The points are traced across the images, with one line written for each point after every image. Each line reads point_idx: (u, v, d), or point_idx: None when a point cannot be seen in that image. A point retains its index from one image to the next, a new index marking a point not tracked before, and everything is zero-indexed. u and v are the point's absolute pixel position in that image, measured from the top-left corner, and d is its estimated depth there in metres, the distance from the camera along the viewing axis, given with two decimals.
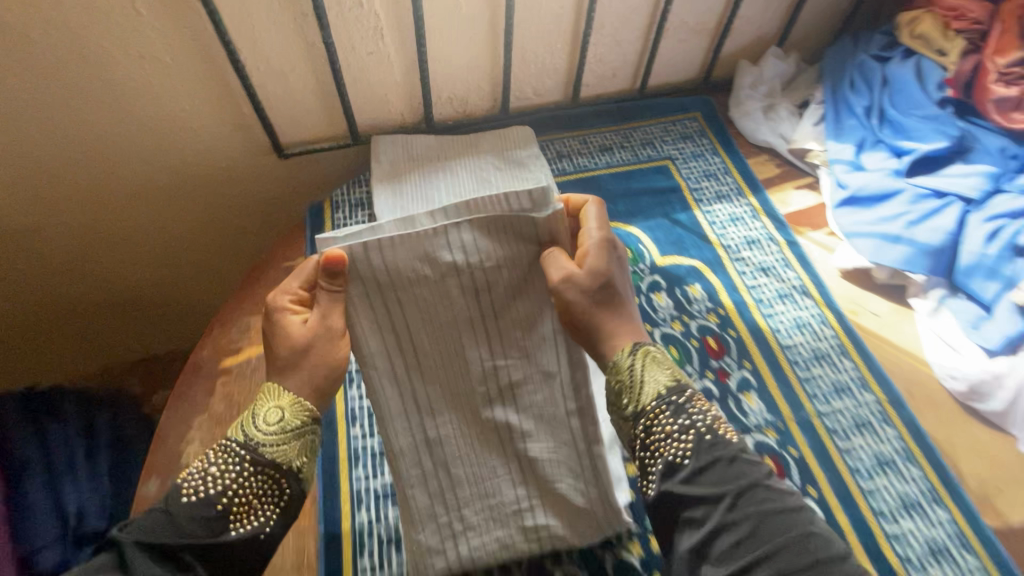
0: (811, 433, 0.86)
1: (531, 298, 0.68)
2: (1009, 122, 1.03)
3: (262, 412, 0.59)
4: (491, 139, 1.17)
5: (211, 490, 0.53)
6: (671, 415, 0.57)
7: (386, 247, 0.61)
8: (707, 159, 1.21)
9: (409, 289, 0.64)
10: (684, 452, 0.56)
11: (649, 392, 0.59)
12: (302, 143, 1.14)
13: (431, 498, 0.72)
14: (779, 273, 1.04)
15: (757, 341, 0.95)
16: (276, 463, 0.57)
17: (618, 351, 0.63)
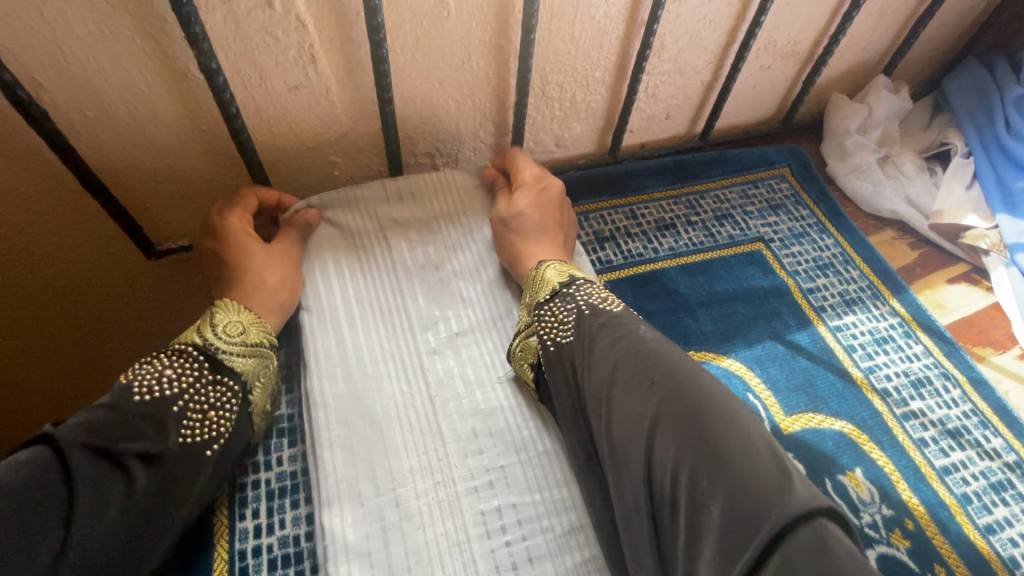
0: (960, 534, 0.58)
1: (472, 249, 0.69)
2: None
3: (222, 321, 0.54)
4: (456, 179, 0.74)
5: (166, 391, 0.48)
6: (558, 302, 0.57)
7: (336, 205, 0.68)
8: (816, 240, 0.82)
9: (354, 245, 0.66)
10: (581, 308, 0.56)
11: (548, 285, 0.59)
12: (188, 235, 0.70)
13: (370, 494, 0.51)
14: (976, 441, 0.64)
15: (970, 565, 0.56)
16: (237, 374, 0.52)
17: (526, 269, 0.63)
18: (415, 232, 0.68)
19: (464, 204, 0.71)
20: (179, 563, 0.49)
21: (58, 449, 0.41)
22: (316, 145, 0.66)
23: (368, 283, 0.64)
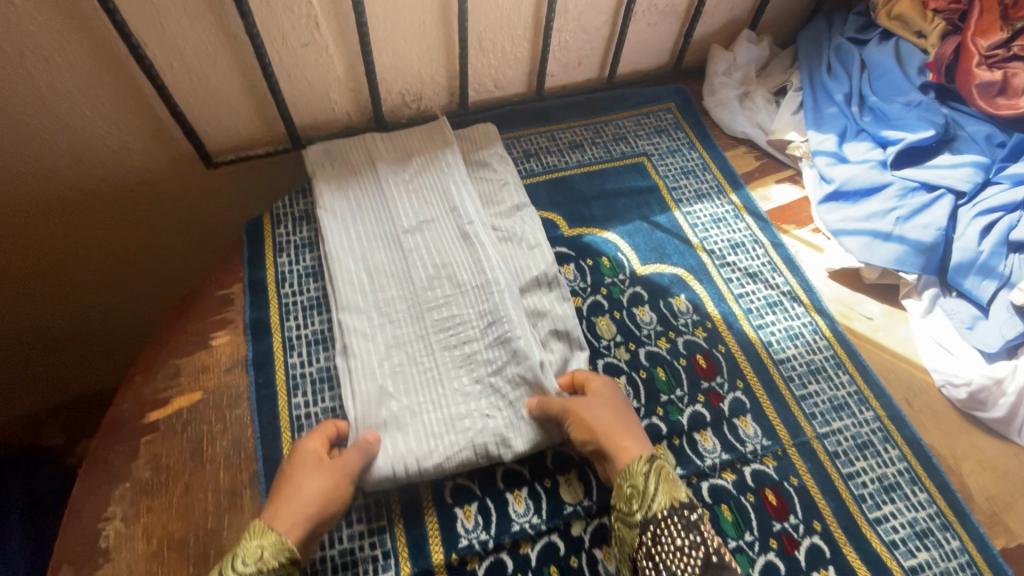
0: (756, 360, 0.88)
1: (437, 169, 0.98)
2: (996, 109, 0.95)
3: (245, 548, 0.61)
4: (420, 128, 1.04)
5: None
6: (682, 529, 0.64)
7: (336, 150, 0.99)
8: (685, 154, 1.13)
9: (350, 175, 0.96)
10: (690, 568, 0.62)
11: (659, 504, 0.66)
12: (234, 150, 0.99)
13: (369, 311, 0.84)
14: (766, 279, 0.97)
15: (748, 356, 0.88)
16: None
17: (635, 460, 0.69)
18: (395, 160, 0.99)
19: (429, 141, 1.01)
20: (258, 352, 0.82)
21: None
22: (322, 87, 0.96)
23: (363, 191, 0.95)
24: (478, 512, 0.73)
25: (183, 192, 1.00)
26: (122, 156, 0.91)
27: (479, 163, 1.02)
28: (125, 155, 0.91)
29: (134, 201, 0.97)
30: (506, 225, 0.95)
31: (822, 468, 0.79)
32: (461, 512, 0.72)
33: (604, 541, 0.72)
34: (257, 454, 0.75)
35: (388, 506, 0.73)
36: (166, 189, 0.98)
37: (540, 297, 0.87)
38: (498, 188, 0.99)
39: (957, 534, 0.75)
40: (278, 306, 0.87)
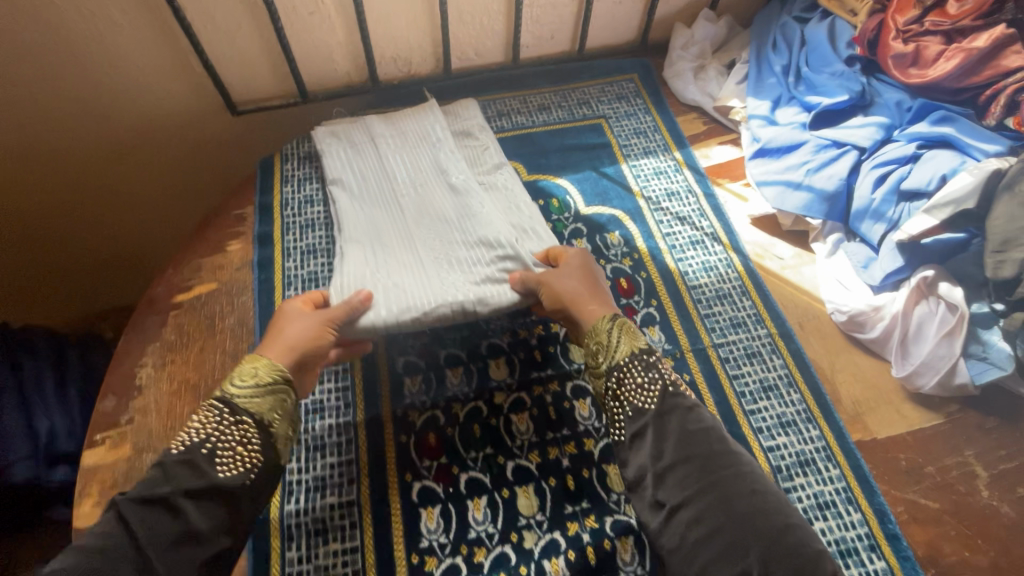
0: (671, 285, 1.04)
1: (424, 137, 1.11)
2: (907, 78, 1.08)
3: (237, 373, 0.75)
4: (407, 111, 1.18)
5: (195, 440, 0.69)
6: (640, 369, 0.75)
7: (338, 126, 1.12)
8: (639, 118, 1.29)
9: (354, 141, 1.09)
10: (649, 400, 0.73)
11: (622, 352, 0.77)
12: (254, 101, 1.20)
13: (367, 232, 0.95)
14: (693, 222, 1.12)
15: (665, 281, 1.04)
16: (252, 412, 0.72)
17: (600, 319, 0.81)
18: (391, 129, 1.11)
19: (418, 116, 1.15)
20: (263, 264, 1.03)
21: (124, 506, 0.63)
22: (325, 49, 1.16)
23: (363, 157, 1.07)
24: (422, 381, 0.92)
25: (200, 130, 1.20)
26: (156, 101, 1.12)
27: (463, 132, 1.16)
28: (158, 99, 1.11)
29: (163, 136, 1.17)
30: (488, 178, 1.07)
31: (712, 370, 0.95)
32: (408, 381, 0.92)
33: (519, 408, 0.90)
34: (255, 330, 0.96)
35: (352, 373, 0.93)
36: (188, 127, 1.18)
37: (517, 225, 0.98)
38: (480, 151, 1.13)
39: (818, 425, 0.90)
40: (280, 223, 1.08)
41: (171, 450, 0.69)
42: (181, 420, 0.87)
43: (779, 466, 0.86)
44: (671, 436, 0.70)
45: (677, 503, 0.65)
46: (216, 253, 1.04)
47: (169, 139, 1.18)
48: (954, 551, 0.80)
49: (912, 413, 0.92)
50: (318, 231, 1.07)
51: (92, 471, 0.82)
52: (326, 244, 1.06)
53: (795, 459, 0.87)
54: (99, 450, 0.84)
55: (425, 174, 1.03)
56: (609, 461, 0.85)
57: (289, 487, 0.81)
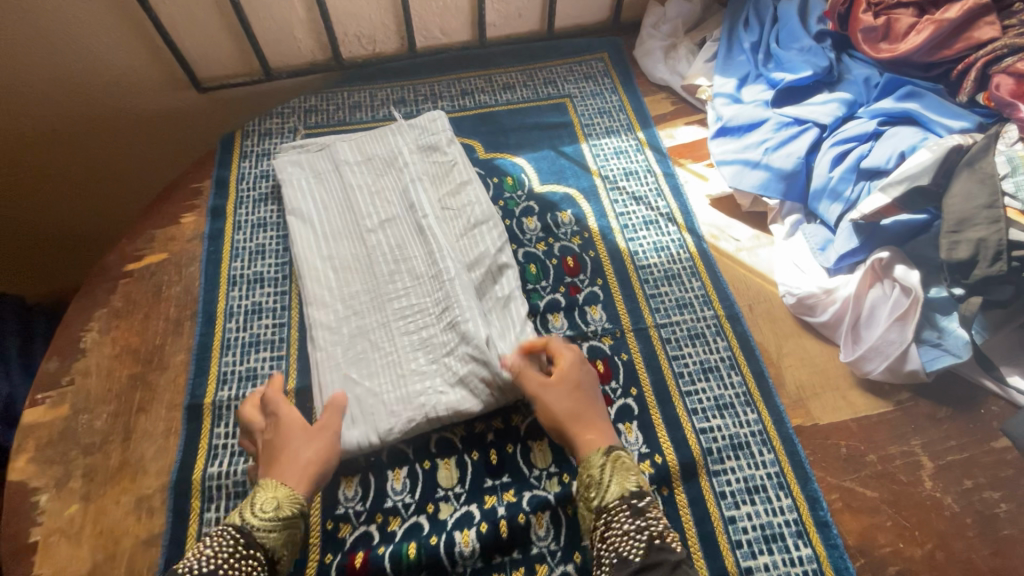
0: (619, 265, 1.01)
1: (391, 169, 1.08)
2: (876, 53, 1.02)
3: (258, 503, 0.69)
4: (375, 131, 1.14)
5: (204, 568, 0.62)
6: (630, 515, 0.68)
7: (305, 159, 1.10)
8: (606, 97, 1.25)
9: (321, 184, 1.07)
10: (634, 550, 0.64)
11: (616, 491, 0.70)
12: (220, 79, 1.22)
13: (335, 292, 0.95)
14: (649, 202, 1.09)
15: (612, 261, 1.02)
16: (266, 548, 0.66)
17: (594, 452, 0.74)
18: (357, 164, 1.09)
19: (385, 142, 1.11)
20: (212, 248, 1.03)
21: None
22: (287, 27, 1.17)
23: (330, 197, 1.05)
24: None
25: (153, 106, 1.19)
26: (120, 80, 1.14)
27: (431, 147, 1.11)
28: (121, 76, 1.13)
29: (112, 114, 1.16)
30: (456, 205, 1.04)
31: (652, 350, 0.92)
32: None
33: None
34: (199, 299, 0.97)
35: (287, 342, 0.94)
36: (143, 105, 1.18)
37: (490, 280, 0.95)
38: (448, 169, 1.08)
39: (756, 408, 0.87)
40: (235, 197, 1.10)
41: (174, 572, 0.61)
42: (119, 382, 0.89)
43: (710, 449, 0.83)
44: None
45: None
46: (169, 224, 1.06)
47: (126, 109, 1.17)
48: (888, 542, 0.76)
49: (858, 400, 0.88)
50: (269, 207, 1.08)
51: (30, 428, 0.84)
52: (276, 218, 1.07)
53: (729, 442, 0.84)
54: (39, 408, 0.86)
55: (394, 220, 1.02)
56: (534, 437, 0.85)
57: (215, 450, 0.83)
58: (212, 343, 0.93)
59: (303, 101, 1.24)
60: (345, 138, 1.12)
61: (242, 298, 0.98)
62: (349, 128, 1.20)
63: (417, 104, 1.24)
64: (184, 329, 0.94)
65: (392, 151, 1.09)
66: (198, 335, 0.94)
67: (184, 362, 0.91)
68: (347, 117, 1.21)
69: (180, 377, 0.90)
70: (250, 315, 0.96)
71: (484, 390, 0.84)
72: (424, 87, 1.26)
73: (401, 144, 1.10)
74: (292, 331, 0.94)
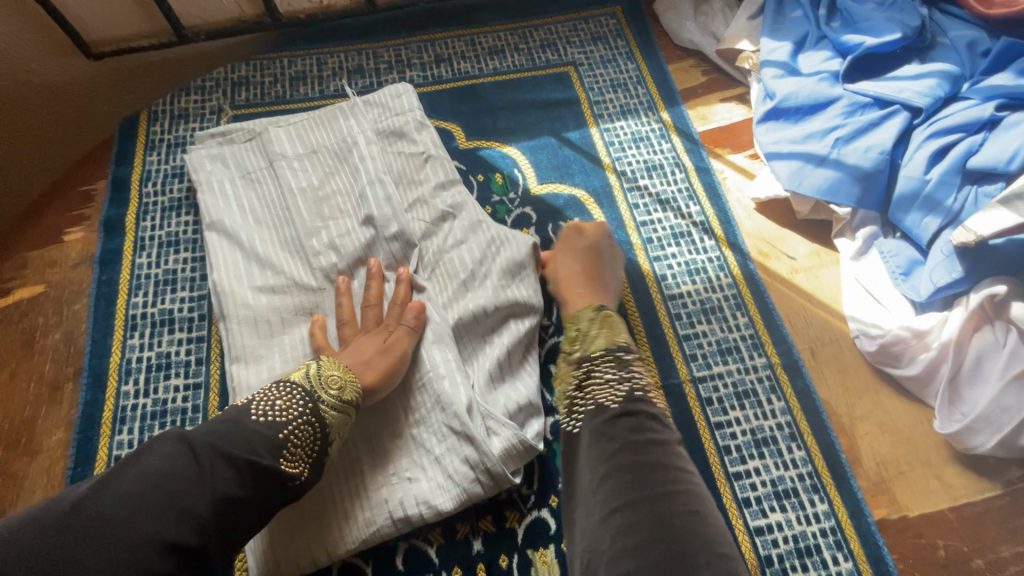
0: (642, 295, 0.78)
1: (342, 166, 0.80)
2: (986, 8, 0.78)
3: (324, 375, 0.59)
4: (322, 109, 0.86)
5: (278, 417, 0.54)
6: (612, 365, 0.52)
7: (222, 151, 0.82)
8: (619, 65, 0.98)
9: (248, 187, 0.80)
10: (613, 397, 0.49)
11: (601, 345, 0.54)
12: (117, 42, 0.93)
13: (267, 340, 0.71)
14: (678, 207, 0.85)
15: (633, 290, 0.78)
16: (326, 426, 0.56)
17: (584, 307, 0.60)
18: (296, 157, 0.81)
19: (335, 129, 0.83)
20: (104, 280, 0.77)
21: (185, 442, 0.49)
22: None
23: (259, 204, 0.79)
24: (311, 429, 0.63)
25: (15, 78, 0.86)
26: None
27: (394, 132, 0.83)
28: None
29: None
30: (429, 217, 0.77)
31: (688, 417, 0.70)
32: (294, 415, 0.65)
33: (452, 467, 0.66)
34: (84, 351, 0.73)
35: (205, 409, 0.70)
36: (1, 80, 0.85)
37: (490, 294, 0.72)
38: (418, 163, 0.81)
39: (827, 497, 0.66)
40: (136, 205, 0.83)
41: (249, 416, 0.53)
42: None
43: (769, 557, 0.63)
44: (620, 440, 0.46)
45: (609, 511, 0.42)
46: (48, 244, 0.80)
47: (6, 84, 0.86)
48: None
49: (957, 480, 0.67)
50: (181, 217, 0.82)
51: None
52: (191, 234, 0.81)
53: (794, 546, 0.64)
54: None
55: (347, 239, 0.76)
56: (536, 545, 0.64)
57: None
58: (100, 415, 0.69)
59: (230, 71, 0.95)
60: (281, 121, 0.83)
61: (143, 349, 0.73)
62: (291, 107, 0.93)
63: (378, 74, 0.96)
64: (63, 398, 0.70)
65: (343, 141, 0.81)
66: (80, 404, 0.69)
67: (62, 444, 0.68)
68: (286, 93, 0.94)
69: (55, 466, 0.66)
70: (154, 373, 0.72)
71: (466, 475, 0.62)
72: (388, 51, 0.98)
73: (352, 130, 0.82)
74: (210, 397, 0.71)
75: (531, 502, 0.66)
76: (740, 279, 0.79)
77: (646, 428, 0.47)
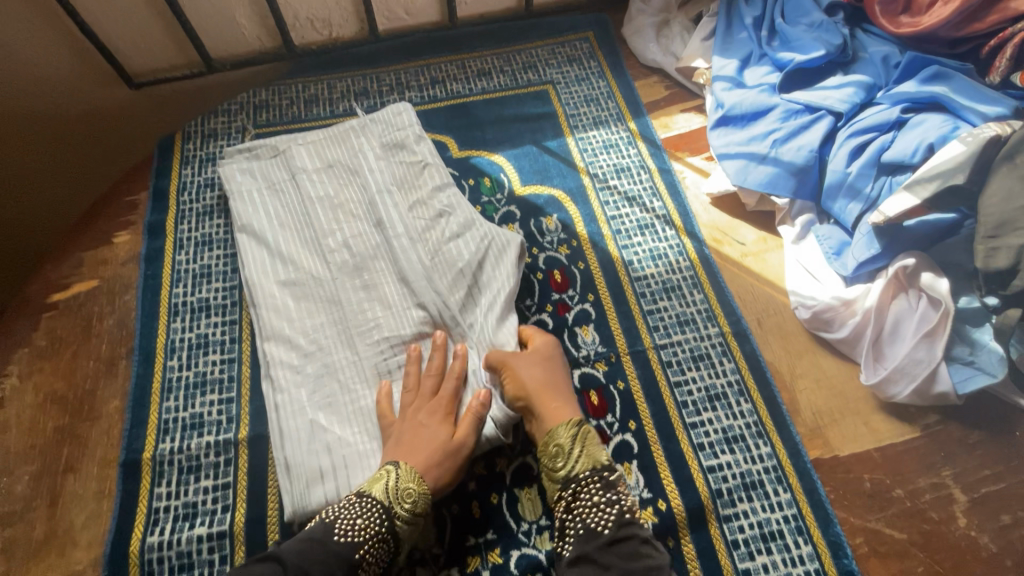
0: (612, 278, 0.90)
1: (352, 174, 0.94)
2: (897, 27, 0.92)
3: (401, 488, 0.66)
4: (335, 127, 0.99)
5: (357, 536, 0.63)
6: (599, 488, 0.66)
7: (248, 164, 0.96)
8: (592, 83, 1.12)
9: (272, 194, 0.93)
10: (605, 523, 0.64)
11: (590, 467, 0.68)
12: (154, 73, 1.06)
13: (291, 320, 0.83)
14: (643, 203, 0.98)
15: (605, 274, 0.91)
16: (400, 530, 0.66)
17: (563, 421, 0.71)
18: (314, 168, 0.94)
19: (346, 144, 0.96)
20: (151, 275, 0.90)
21: None
22: (227, 10, 1.02)
23: (281, 208, 0.92)
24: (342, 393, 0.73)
25: (74, 103, 1.02)
26: (35, 83, 0.96)
27: (397, 145, 0.96)
28: (35, 70, 0.95)
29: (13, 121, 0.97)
30: (427, 216, 0.90)
31: (652, 378, 0.82)
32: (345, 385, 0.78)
33: None
34: (134, 334, 0.85)
35: (239, 380, 0.82)
36: (61, 105, 1.00)
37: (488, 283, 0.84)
38: (417, 170, 0.94)
39: (769, 440, 0.78)
40: (175, 211, 0.96)
41: (332, 537, 0.62)
42: (42, 437, 0.77)
43: (720, 490, 0.74)
44: (615, 567, 0.60)
45: None
46: (99, 245, 0.93)
47: (66, 108, 1.01)
48: None
49: (882, 425, 0.78)
50: (214, 220, 0.95)
51: None
52: (223, 235, 0.94)
53: (740, 481, 0.75)
54: None
55: (358, 236, 0.89)
56: (522, 485, 0.75)
57: (155, 515, 0.72)
58: (150, 386, 0.81)
59: (252, 96, 1.09)
60: (300, 139, 0.97)
61: (185, 331, 0.85)
62: (306, 126, 1.06)
63: (381, 96, 1.10)
64: (117, 374, 0.82)
65: (354, 153, 0.95)
66: (133, 378, 0.82)
67: (119, 411, 0.79)
68: (302, 113, 1.08)
69: (113, 429, 0.78)
70: (195, 351, 0.84)
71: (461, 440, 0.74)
72: (390, 76, 1.13)
73: (361, 144, 0.96)
74: (243, 370, 0.83)
75: (518, 450, 0.77)
76: (697, 263, 0.92)
77: (639, 552, 0.61)
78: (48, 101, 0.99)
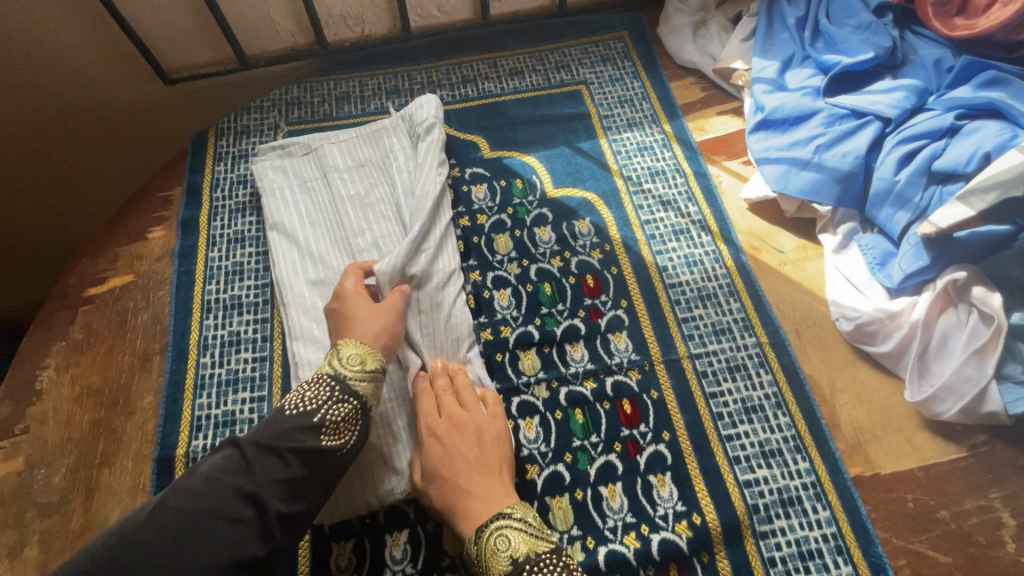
0: (646, 284, 0.89)
1: (380, 176, 0.93)
2: (950, 30, 0.89)
3: (344, 356, 0.69)
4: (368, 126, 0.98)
5: (307, 406, 0.64)
6: None
7: (280, 163, 0.96)
8: (626, 83, 1.10)
9: (304, 193, 0.93)
10: None
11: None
12: (189, 69, 1.06)
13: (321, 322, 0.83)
14: (678, 208, 0.96)
15: (638, 279, 0.89)
16: (359, 395, 0.67)
17: (465, 541, 0.64)
18: (346, 168, 0.94)
19: (374, 144, 0.96)
20: (184, 272, 0.90)
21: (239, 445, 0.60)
22: (261, 6, 1.02)
23: (313, 207, 0.91)
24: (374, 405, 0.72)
25: (113, 94, 1.03)
26: (75, 76, 0.98)
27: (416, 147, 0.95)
28: (77, 63, 0.96)
29: (52, 112, 0.99)
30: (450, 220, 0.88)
31: (687, 389, 0.80)
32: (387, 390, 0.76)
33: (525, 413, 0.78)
34: (168, 330, 0.86)
35: (271, 378, 0.82)
36: (102, 96, 1.02)
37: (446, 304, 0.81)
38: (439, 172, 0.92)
39: (808, 456, 0.75)
40: (208, 207, 0.97)
41: (283, 412, 0.63)
42: (79, 429, 0.78)
43: (756, 506, 0.73)
44: None
45: None
46: (135, 240, 0.94)
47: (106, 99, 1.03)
48: None
49: (926, 444, 0.76)
50: (247, 218, 0.95)
51: None
52: (255, 232, 0.94)
53: (777, 496, 0.73)
54: None
55: (386, 239, 0.88)
56: (552, 493, 0.73)
57: None
58: (183, 382, 0.81)
59: (285, 93, 1.09)
60: (333, 138, 0.97)
61: (218, 328, 0.86)
62: (337, 124, 1.06)
63: (413, 94, 1.09)
64: (151, 370, 0.83)
65: (385, 154, 0.95)
66: (167, 374, 0.82)
67: (153, 406, 0.80)
68: (334, 111, 1.07)
69: (148, 424, 0.79)
70: (226, 348, 0.84)
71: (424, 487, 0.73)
72: (421, 73, 1.12)
73: (391, 146, 0.95)
74: (274, 368, 0.83)
75: (548, 458, 0.76)
76: (734, 271, 0.89)
77: None
78: (89, 93, 1.01)
